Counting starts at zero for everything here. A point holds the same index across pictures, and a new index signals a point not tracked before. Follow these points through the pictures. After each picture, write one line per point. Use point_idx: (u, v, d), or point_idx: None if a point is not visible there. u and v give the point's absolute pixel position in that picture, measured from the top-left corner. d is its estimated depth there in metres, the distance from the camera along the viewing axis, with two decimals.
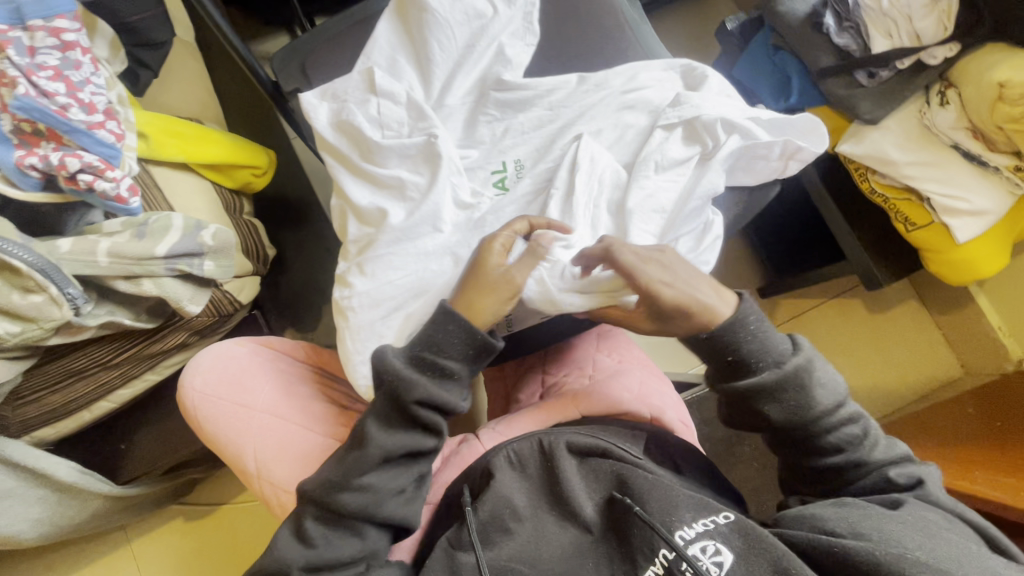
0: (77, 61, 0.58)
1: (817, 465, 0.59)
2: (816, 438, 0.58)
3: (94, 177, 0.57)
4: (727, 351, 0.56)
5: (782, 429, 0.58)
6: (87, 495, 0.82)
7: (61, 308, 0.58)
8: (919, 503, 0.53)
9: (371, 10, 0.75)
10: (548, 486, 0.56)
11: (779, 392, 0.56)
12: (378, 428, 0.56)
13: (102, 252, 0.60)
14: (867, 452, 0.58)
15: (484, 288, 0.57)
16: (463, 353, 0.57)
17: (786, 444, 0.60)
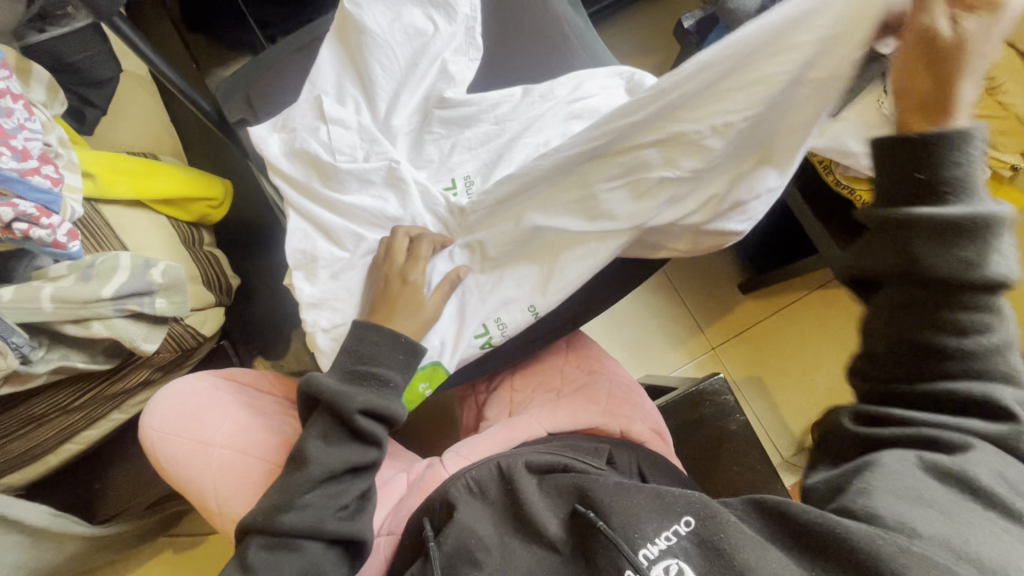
0: (9, 109, 0.58)
1: (923, 346, 0.41)
2: (950, 309, 0.40)
3: (30, 225, 0.56)
4: (921, 163, 0.38)
5: (920, 282, 0.40)
6: (64, 537, 0.82)
7: (6, 358, 0.58)
8: (987, 453, 0.39)
9: (314, 35, 0.75)
10: (510, 508, 0.54)
11: (968, 231, 0.38)
12: (316, 443, 0.56)
13: (45, 298, 0.60)
14: (999, 348, 0.40)
15: (402, 303, 0.60)
16: (399, 365, 0.59)
17: (898, 313, 0.41)
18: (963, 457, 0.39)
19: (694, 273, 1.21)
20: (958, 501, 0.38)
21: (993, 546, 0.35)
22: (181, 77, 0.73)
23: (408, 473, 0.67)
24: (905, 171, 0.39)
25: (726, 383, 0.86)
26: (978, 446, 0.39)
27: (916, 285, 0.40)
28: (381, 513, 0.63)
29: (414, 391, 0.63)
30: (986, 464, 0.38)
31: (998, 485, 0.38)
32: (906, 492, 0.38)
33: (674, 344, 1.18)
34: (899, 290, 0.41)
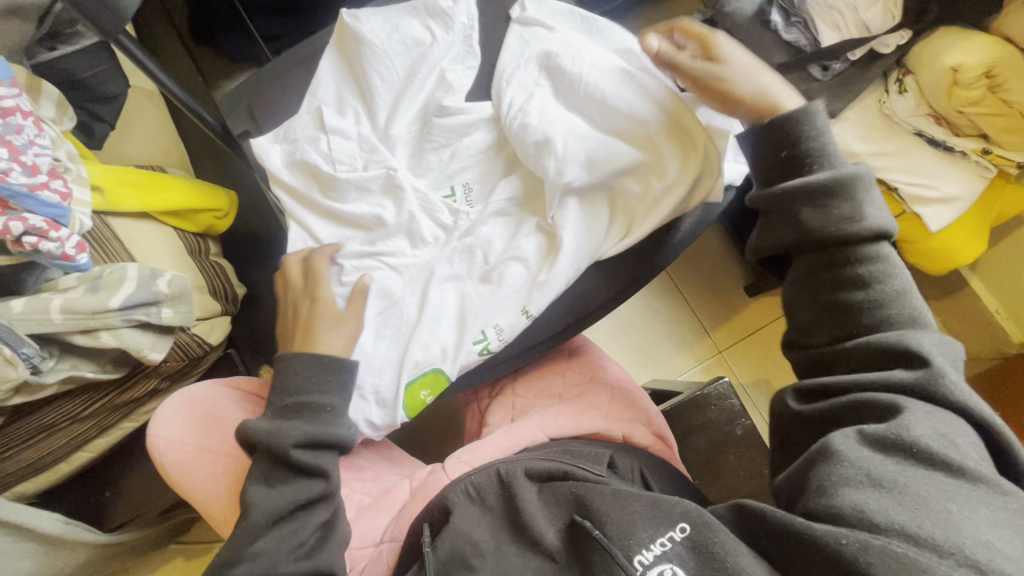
0: (18, 126, 0.59)
1: (832, 304, 0.50)
2: (844, 267, 0.50)
3: (39, 238, 0.58)
4: (785, 144, 0.52)
5: (812, 245, 0.51)
6: (76, 544, 0.83)
7: (16, 368, 0.59)
8: (919, 410, 0.43)
9: (315, 47, 0.76)
10: (509, 516, 0.54)
11: (829, 192, 0.50)
12: (258, 488, 0.57)
13: (55, 309, 0.61)
14: (888, 296, 0.49)
15: (318, 324, 0.61)
16: (334, 388, 0.59)
17: (808, 278, 0.52)
18: (897, 425, 0.42)
19: (700, 276, 1.20)
20: (905, 473, 0.40)
21: (956, 520, 0.37)
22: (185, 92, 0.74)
23: (411, 480, 0.67)
24: (774, 151, 0.53)
25: (732, 387, 0.85)
26: (903, 403, 0.44)
27: (813, 250, 0.51)
28: (384, 520, 0.63)
29: (415, 398, 0.63)
30: (917, 422, 0.42)
31: (935, 443, 0.41)
32: (859, 481, 0.41)
33: (680, 347, 1.18)
34: (805, 255, 0.52)
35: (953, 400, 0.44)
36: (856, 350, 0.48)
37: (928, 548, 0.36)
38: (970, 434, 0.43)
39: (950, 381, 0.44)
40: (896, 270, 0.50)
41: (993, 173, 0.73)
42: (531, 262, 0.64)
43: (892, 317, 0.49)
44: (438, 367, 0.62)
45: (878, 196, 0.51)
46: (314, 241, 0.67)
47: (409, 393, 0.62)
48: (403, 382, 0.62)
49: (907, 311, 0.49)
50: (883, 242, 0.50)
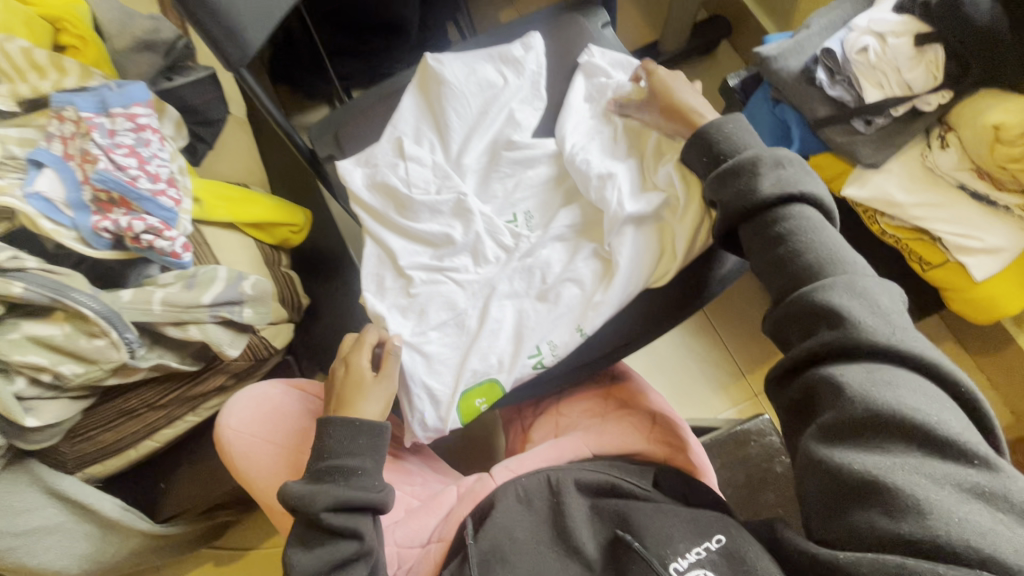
0: (148, 140, 0.69)
1: (772, 276, 0.52)
2: (768, 230, 0.52)
3: (155, 236, 0.66)
4: (705, 150, 0.62)
5: (738, 219, 0.54)
6: (128, 533, 0.86)
7: (119, 351, 0.64)
8: (856, 377, 0.42)
9: (398, 86, 0.85)
10: (553, 521, 0.56)
11: (737, 172, 0.55)
12: (296, 550, 0.58)
13: (156, 301, 0.68)
14: (804, 246, 0.50)
15: (358, 402, 0.66)
16: (366, 450, 0.63)
17: (751, 254, 0.54)
18: (842, 405, 0.41)
19: (737, 318, 1.22)
20: (871, 460, 0.39)
21: (933, 500, 0.36)
22: (271, 100, 0.76)
23: (458, 486, 0.70)
24: (700, 158, 0.63)
25: (772, 424, 0.86)
26: (841, 374, 0.43)
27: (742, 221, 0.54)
28: (432, 522, 0.66)
29: (471, 403, 0.67)
30: (862, 393, 0.41)
31: (883, 414, 0.39)
32: (835, 489, 0.39)
33: (716, 387, 1.18)
34: (742, 227, 0.55)
35: (881, 346, 0.43)
36: (785, 309, 0.49)
37: (926, 554, 0.35)
38: (921, 383, 0.41)
39: (868, 325, 0.43)
40: (814, 222, 0.51)
41: None
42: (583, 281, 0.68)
43: (817, 264, 0.49)
44: (496, 378, 0.67)
45: (788, 163, 0.55)
46: (388, 253, 0.73)
47: (463, 398, 0.67)
48: (460, 389, 0.66)
49: (828, 255, 0.50)
50: (794, 202, 0.53)
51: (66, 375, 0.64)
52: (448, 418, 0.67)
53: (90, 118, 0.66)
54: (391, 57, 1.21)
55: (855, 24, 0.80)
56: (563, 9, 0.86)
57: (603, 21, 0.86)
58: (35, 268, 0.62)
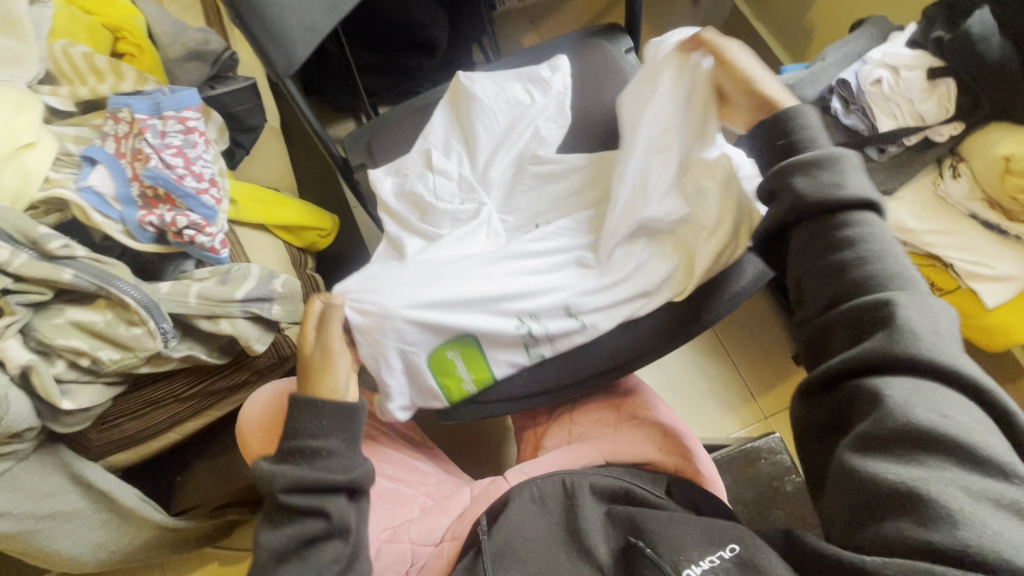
0: (195, 142, 0.73)
1: (825, 277, 0.49)
2: (832, 230, 0.50)
3: (196, 232, 0.69)
4: (779, 136, 0.58)
5: (800, 216, 0.52)
6: (142, 523, 0.87)
7: (155, 340, 0.67)
8: (905, 392, 0.41)
9: (429, 101, 0.89)
10: (567, 522, 0.57)
11: (811, 167, 0.53)
12: (266, 530, 0.60)
13: (192, 294, 0.71)
14: (873, 254, 0.48)
15: (330, 372, 0.64)
16: (331, 429, 0.61)
17: (801, 254, 0.52)
18: (886, 416, 0.40)
19: (748, 340, 1.23)
20: (912, 473, 0.38)
21: (968, 513, 0.35)
22: (305, 100, 0.78)
23: (471, 488, 0.71)
24: (773, 145, 0.59)
25: (782, 443, 0.87)
26: (886, 387, 0.42)
27: (804, 219, 0.52)
28: (445, 522, 0.67)
29: (445, 362, 0.67)
30: (906, 407, 0.40)
31: (930, 430, 0.39)
32: (867, 497, 0.39)
33: (726, 408, 1.19)
34: (799, 227, 0.53)
35: (935, 364, 0.41)
36: (838, 315, 0.47)
37: (952, 564, 0.34)
38: (969, 406, 0.41)
39: (925, 342, 0.42)
40: (879, 232, 0.50)
41: None
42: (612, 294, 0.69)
43: (872, 274, 0.48)
44: (473, 338, 0.66)
45: (861, 170, 0.53)
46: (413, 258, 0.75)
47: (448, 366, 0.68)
48: (432, 346, 0.66)
49: (893, 267, 0.48)
50: (865, 208, 0.51)
51: (103, 361, 0.67)
52: (423, 374, 0.67)
53: (144, 119, 0.70)
54: (419, 75, 1.27)
55: (869, 57, 0.83)
56: (588, 34, 0.91)
57: (626, 47, 0.90)
58: (85, 256, 0.65)
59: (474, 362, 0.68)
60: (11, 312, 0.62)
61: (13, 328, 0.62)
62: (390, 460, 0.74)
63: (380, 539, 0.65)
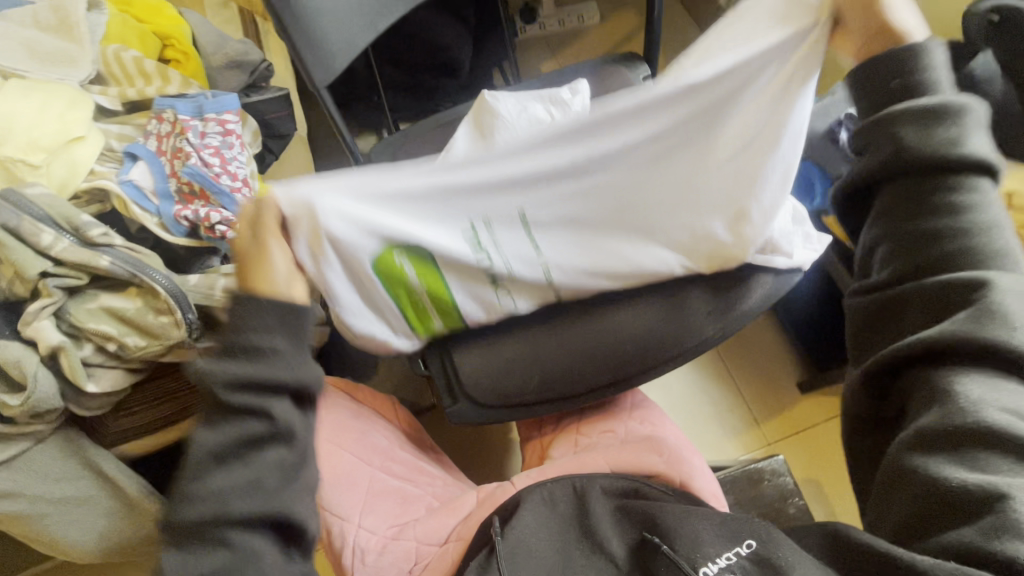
0: (232, 143, 0.77)
1: (908, 244, 0.44)
2: (936, 193, 0.42)
3: (227, 228, 0.72)
4: (897, 69, 0.44)
5: (893, 172, 0.44)
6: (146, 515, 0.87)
7: (180, 329, 0.69)
8: (989, 391, 0.38)
9: (454, 117, 0.94)
10: (579, 522, 0.58)
11: (930, 114, 0.42)
12: None
13: (218, 287, 0.73)
14: (979, 224, 0.41)
15: (266, 264, 0.49)
16: (279, 326, 0.43)
17: (882, 219, 0.45)
18: (963, 416, 0.37)
19: (754, 365, 1.24)
20: (987, 479, 0.36)
21: None
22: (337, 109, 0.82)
23: (478, 492, 0.71)
24: (881, 82, 0.45)
25: (786, 466, 0.87)
26: (963, 385, 0.39)
27: (895, 181, 0.44)
28: (451, 522, 0.67)
29: (396, 274, 0.59)
30: (983, 408, 0.37)
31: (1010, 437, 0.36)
32: (928, 497, 0.37)
33: (730, 432, 1.19)
34: (886, 185, 0.45)
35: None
36: (919, 290, 0.43)
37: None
38: None
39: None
40: (990, 202, 0.42)
41: None
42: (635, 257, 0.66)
43: (968, 249, 0.42)
44: (428, 251, 0.58)
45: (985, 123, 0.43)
46: None
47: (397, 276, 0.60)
48: (378, 248, 0.57)
49: (995, 242, 0.42)
50: (978, 171, 0.42)
51: (129, 346, 0.69)
52: (370, 283, 0.59)
53: (186, 120, 0.75)
54: (443, 96, 1.32)
55: None
56: (608, 61, 0.95)
57: (644, 74, 0.94)
58: (122, 245, 0.68)
59: (429, 274, 0.60)
60: (48, 294, 0.65)
61: (48, 310, 0.65)
62: (400, 460, 0.76)
63: (387, 535, 0.67)
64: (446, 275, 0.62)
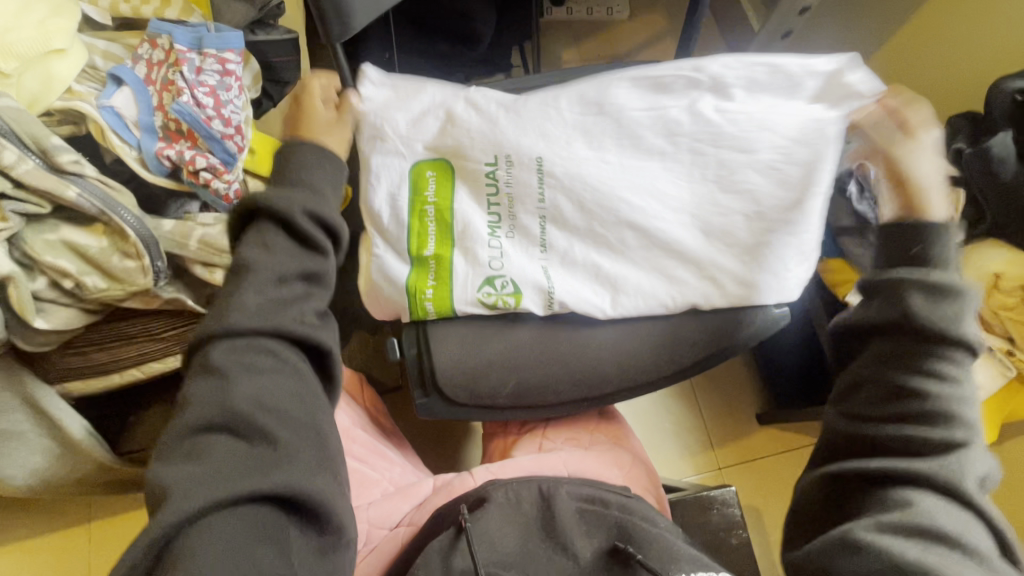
0: (230, 85, 0.71)
1: (910, 384, 0.52)
2: (924, 360, 0.52)
3: (213, 177, 0.68)
4: (916, 240, 0.55)
5: (904, 332, 0.54)
6: (84, 457, 0.81)
7: (146, 277, 0.65)
8: (929, 497, 0.49)
9: None
10: (542, 524, 0.60)
11: (943, 294, 0.52)
12: (254, 250, 0.51)
13: (194, 238, 0.68)
14: (955, 398, 0.52)
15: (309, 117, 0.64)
16: (326, 176, 0.56)
17: (884, 361, 0.55)
18: (909, 511, 0.48)
19: (719, 389, 1.25)
20: (924, 553, 0.45)
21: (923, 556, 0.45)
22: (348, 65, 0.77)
23: (435, 478, 0.72)
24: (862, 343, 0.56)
25: (737, 497, 0.89)
26: (916, 498, 0.49)
27: (902, 339, 0.54)
28: (405, 507, 0.69)
29: (421, 180, 0.69)
30: (931, 514, 0.48)
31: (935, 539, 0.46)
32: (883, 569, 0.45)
33: (684, 451, 1.20)
34: (880, 340, 0.55)
35: (961, 494, 0.49)
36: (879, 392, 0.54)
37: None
38: (945, 504, 0.49)
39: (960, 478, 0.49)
40: (965, 379, 0.53)
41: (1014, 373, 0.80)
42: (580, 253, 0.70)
43: (939, 412, 0.51)
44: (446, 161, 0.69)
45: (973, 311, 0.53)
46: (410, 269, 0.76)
47: (419, 189, 0.69)
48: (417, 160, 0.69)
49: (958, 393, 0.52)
50: (964, 355, 0.53)
51: (86, 286, 0.64)
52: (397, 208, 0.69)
53: (183, 51, 0.69)
54: (456, 66, 1.24)
55: None
56: (632, 66, 0.90)
57: None
58: (94, 176, 0.63)
59: (443, 186, 0.69)
60: (4, 219, 0.59)
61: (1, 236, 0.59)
62: (360, 441, 0.75)
63: None
64: (455, 189, 0.69)
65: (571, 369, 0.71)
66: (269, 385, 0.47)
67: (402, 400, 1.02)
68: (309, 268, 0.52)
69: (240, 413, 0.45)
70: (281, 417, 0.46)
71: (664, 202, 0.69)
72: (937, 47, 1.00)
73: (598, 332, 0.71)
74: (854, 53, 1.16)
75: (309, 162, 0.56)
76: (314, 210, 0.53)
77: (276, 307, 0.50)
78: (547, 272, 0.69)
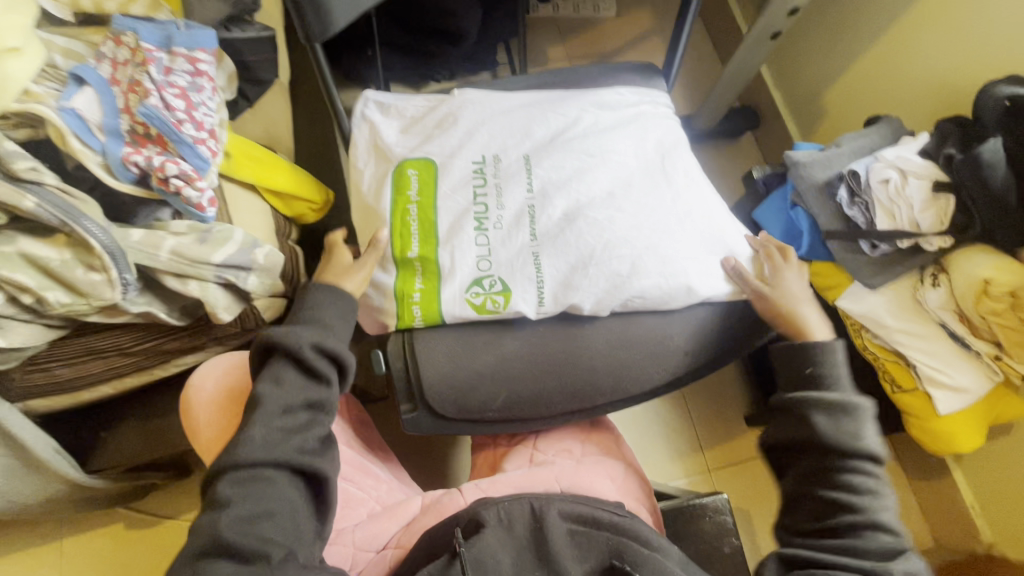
0: (201, 86, 0.68)
1: (827, 494, 0.58)
2: (840, 471, 0.58)
3: (185, 184, 0.64)
4: (806, 362, 0.65)
5: (818, 449, 0.60)
6: (52, 477, 0.77)
7: (113, 291, 0.60)
8: None
9: None
10: (536, 547, 0.59)
11: (841, 412, 0.60)
12: (268, 386, 0.59)
13: (165, 248, 0.64)
14: (873, 505, 0.57)
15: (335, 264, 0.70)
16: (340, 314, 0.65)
17: (806, 478, 0.60)
18: None
19: (707, 391, 1.24)
20: None
21: None
22: (326, 62, 0.74)
23: (424, 495, 0.70)
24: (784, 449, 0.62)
25: (728, 504, 0.89)
26: None
27: (813, 456, 0.60)
28: (393, 527, 0.66)
29: (404, 177, 0.72)
30: None
31: None
32: None
33: (673, 455, 1.20)
34: (803, 457, 0.61)
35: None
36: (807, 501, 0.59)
37: None
38: None
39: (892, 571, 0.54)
40: (880, 484, 0.58)
41: (1000, 377, 0.82)
42: (569, 239, 0.69)
43: (862, 517, 0.56)
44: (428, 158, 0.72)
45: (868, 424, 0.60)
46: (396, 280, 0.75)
47: (402, 182, 0.71)
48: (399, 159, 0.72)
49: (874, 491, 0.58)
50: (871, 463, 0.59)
51: (48, 301, 0.60)
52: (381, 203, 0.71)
53: (150, 50, 0.65)
54: (440, 63, 1.20)
55: (882, 155, 0.86)
56: (622, 67, 0.88)
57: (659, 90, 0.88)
58: (52, 185, 0.59)
59: (428, 180, 0.71)
60: None
61: None
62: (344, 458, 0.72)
63: None
64: (438, 186, 0.71)
65: (561, 379, 0.69)
66: (262, 496, 0.54)
67: (388, 410, 0.99)
68: (313, 398, 0.60)
69: (233, 540, 0.51)
70: (271, 541, 0.53)
71: (641, 202, 0.70)
72: (924, 50, 0.99)
73: (590, 336, 0.70)
74: (842, 55, 1.15)
75: (324, 302, 0.65)
76: (321, 343, 0.61)
77: (283, 435, 0.58)
78: (537, 258, 0.68)
